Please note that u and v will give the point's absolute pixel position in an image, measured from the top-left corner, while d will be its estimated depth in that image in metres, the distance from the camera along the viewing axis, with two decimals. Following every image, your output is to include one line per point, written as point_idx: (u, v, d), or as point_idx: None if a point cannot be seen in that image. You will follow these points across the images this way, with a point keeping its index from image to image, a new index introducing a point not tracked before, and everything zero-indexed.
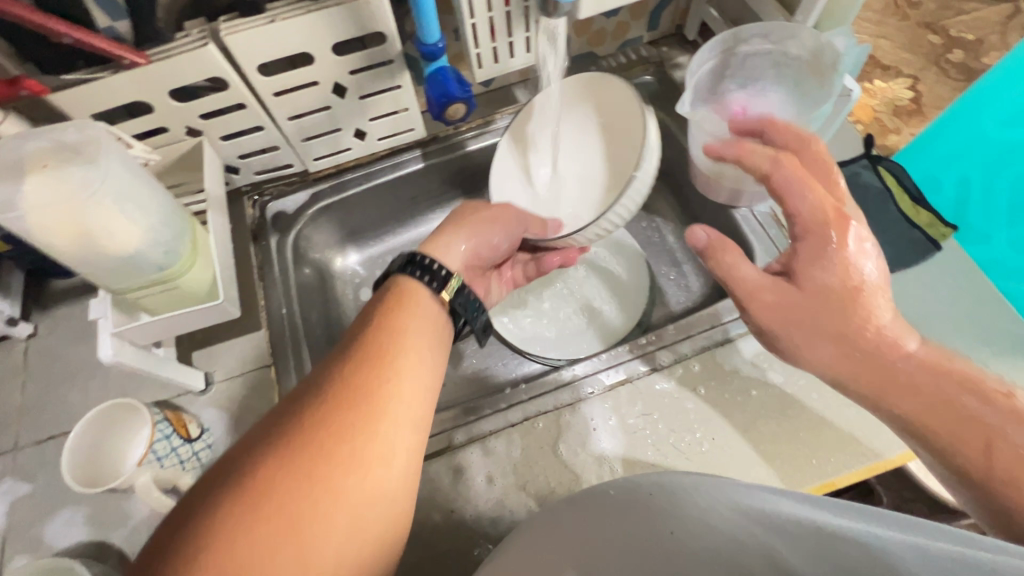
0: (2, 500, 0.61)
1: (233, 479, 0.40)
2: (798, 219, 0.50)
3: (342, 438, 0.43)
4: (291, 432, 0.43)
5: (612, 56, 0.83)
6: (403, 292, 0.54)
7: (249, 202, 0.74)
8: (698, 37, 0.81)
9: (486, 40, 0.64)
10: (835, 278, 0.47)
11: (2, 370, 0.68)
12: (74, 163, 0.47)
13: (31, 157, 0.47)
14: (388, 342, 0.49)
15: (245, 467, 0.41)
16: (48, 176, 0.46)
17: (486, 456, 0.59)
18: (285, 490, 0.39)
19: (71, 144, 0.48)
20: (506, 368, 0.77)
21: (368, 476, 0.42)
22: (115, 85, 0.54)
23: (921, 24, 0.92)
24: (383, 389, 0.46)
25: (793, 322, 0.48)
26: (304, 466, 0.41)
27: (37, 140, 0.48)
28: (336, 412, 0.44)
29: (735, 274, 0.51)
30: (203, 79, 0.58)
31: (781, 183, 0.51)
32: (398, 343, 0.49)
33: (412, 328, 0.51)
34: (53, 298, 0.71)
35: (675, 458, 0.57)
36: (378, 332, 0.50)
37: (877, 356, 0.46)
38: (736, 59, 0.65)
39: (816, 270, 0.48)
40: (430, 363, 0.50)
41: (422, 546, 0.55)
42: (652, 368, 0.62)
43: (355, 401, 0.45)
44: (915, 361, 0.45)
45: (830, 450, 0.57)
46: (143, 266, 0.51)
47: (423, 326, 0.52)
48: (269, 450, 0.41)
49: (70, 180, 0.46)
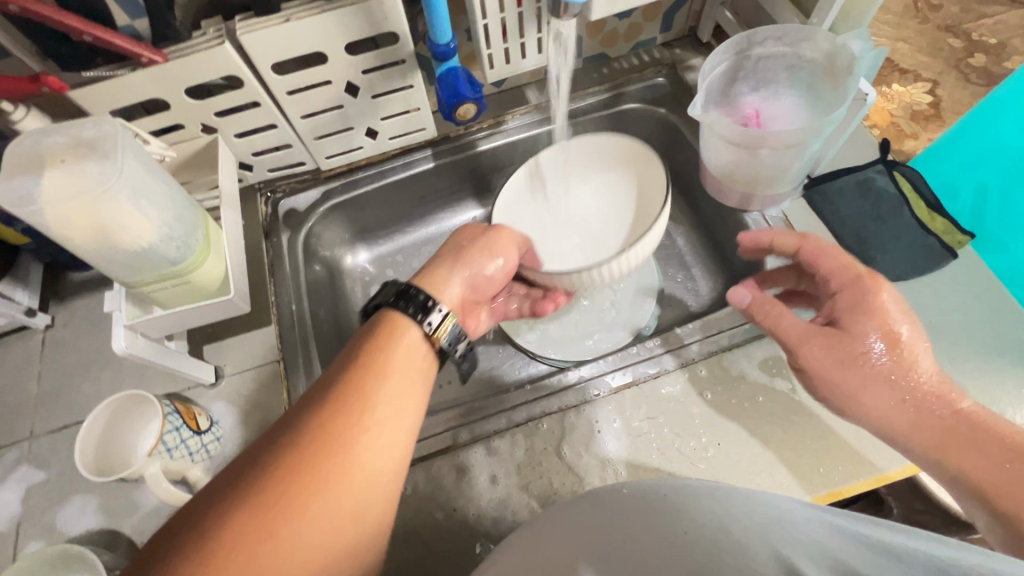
0: (18, 486, 0.62)
1: (187, 540, 0.36)
2: (831, 275, 0.54)
3: (310, 504, 0.39)
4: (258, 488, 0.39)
5: (624, 58, 0.82)
6: (397, 324, 0.50)
7: (262, 198, 0.75)
8: (711, 39, 0.81)
9: (497, 41, 0.64)
10: (877, 325, 0.50)
11: (20, 359, 0.69)
12: (91, 159, 0.48)
13: (50, 152, 0.49)
14: (371, 386, 0.45)
15: (201, 525, 0.37)
16: (65, 170, 0.47)
17: (489, 456, 0.59)
18: (245, 564, 0.36)
19: (88, 140, 0.49)
20: (512, 368, 0.77)
21: (334, 543, 0.40)
22: (132, 83, 0.55)
23: (941, 27, 0.90)
24: (362, 441, 0.42)
25: (844, 370, 0.50)
26: (268, 529, 0.37)
27: (56, 135, 0.49)
28: (308, 468, 0.40)
29: (781, 326, 0.53)
30: (218, 78, 0.59)
31: (815, 250, 0.56)
32: (382, 387, 0.45)
33: (396, 373, 0.47)
34: (71, 290, 0.73)
35: (681, 463, 0.57)
36: (360, 371, 0.46)
37: (926, 405, 0.48)
38: (750, 61, 0.65)
39: (861, 316, 0.51)
40: (414, 409, 0.47)
41: (424, 543, 0.56)
42: (658, 372, 0.61)
43: (331, 458, 0.41)
44: (958, 412, 0.47)
45: (838, 458, 0.56)
46: (159, 262, 0.52)
47: (410, 365, 0.48)
48: (228, 509, 0.37)
49: (86, 176, 0.47)
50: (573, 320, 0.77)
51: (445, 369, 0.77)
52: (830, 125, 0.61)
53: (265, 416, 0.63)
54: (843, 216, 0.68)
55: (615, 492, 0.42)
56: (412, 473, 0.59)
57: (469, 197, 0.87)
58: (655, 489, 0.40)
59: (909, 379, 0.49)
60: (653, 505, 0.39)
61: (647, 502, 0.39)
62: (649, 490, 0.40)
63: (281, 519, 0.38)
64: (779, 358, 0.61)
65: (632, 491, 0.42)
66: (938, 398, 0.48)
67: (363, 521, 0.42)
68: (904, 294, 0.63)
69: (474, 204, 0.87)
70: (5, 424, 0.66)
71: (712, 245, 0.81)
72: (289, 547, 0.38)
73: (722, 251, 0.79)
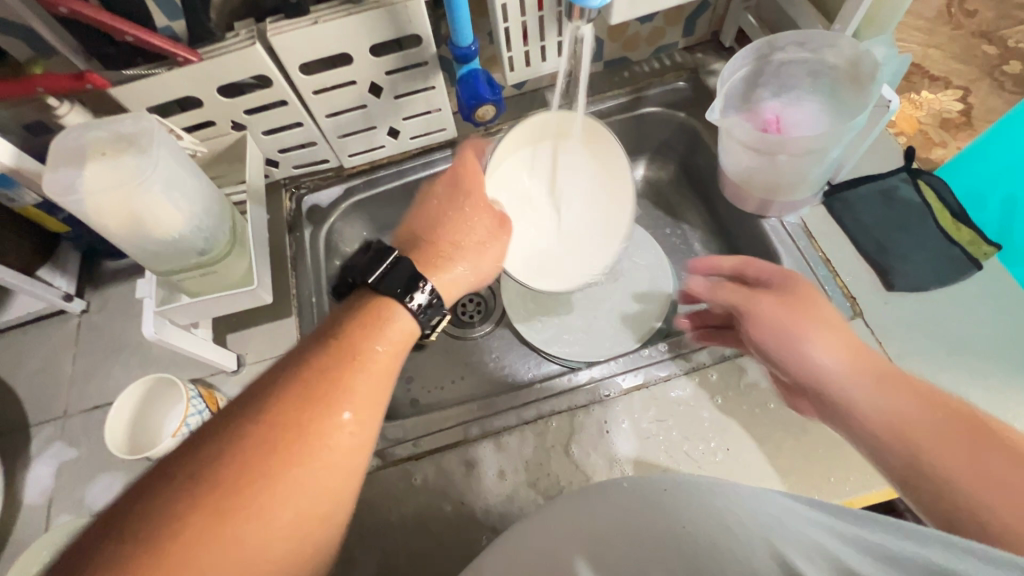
0: (52, 462, 0.66)
1: (141, 517, 0.37)
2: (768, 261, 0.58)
3: (258, 485, 0.39)
4: (212, 467, 0.39)
5: (646, 62, 0.83)
6: (371, 317, 0.50)
7: (287, 194, 0.77)
8: (734, 44, 0.81)
9: (518, 44, 0.66)
10: (799, 286, 0.54)
11: (56, 342, 0.73)
12: (129, 153, 0.51)
13: (91, 146, 0.51)
14: (338, 379, 0.45)
15: (156, 506, 0.37)
16: (106, 164, 0.50)
17: (499, 451, 0.60)
18: (196, 545, 0.36)
19: (126, 135, 0.52)
20: (525, 368, 0.78)
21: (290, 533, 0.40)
22: (169, 81, 0.58)
23: (976, 33, 0.88)
24: (324, 434, 0.43)
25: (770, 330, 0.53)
26: (222, 515, 0.38)
27: (97, 130, 0.52)
28: (268, 457, 0.40)
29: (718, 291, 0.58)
30: (249, 77, 0.61)
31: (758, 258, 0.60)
32: (348, 381, 0.45)
33: (369, 364, 0.47)
34: (105, 278, 0.76)
35: (689, 466, 0.57)
36: (327, 363, 0.46)
37: (873, 362, 0.48)
38: (770, 67, 0.64)
39: (797, 286, 0.54)
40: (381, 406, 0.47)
41: (432, 535, 0.57)
42: (669, 375, 0.61)
43: (289, 452, 0.41)
44: (893, 376, 0.46)
45: (850, 468, 0.55)
46: (189, 252, 0.54)
47: (381, 364, 0.48)
48: (185, 491, 0.38)
49: (124, 170, 0.50)
50: (585, 320, 0.78)
51: (458, 366, 0.79)
52: (852, 133, 0.60)
53: None
54: (863, 225, 0.67)
55: (617, 487, 0.44)
56: (422, 465, 0.60)
57: None
58: (654, 486, 0.42)
59: (840, 351, 0.49)
60: (653, 499, 0.41)
61: (647, 500, 0.41)
62: (647, 489, 0.42)
63: (235, 495, 0.38)
64: None
65: (630, 486, 0.43)
66: (871, 357, 0.48)
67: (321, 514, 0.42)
68: (926, 305, 0.62)
69: None
70: (41, 403, 0.69)
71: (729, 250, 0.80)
72: (232, 528, 0.38)
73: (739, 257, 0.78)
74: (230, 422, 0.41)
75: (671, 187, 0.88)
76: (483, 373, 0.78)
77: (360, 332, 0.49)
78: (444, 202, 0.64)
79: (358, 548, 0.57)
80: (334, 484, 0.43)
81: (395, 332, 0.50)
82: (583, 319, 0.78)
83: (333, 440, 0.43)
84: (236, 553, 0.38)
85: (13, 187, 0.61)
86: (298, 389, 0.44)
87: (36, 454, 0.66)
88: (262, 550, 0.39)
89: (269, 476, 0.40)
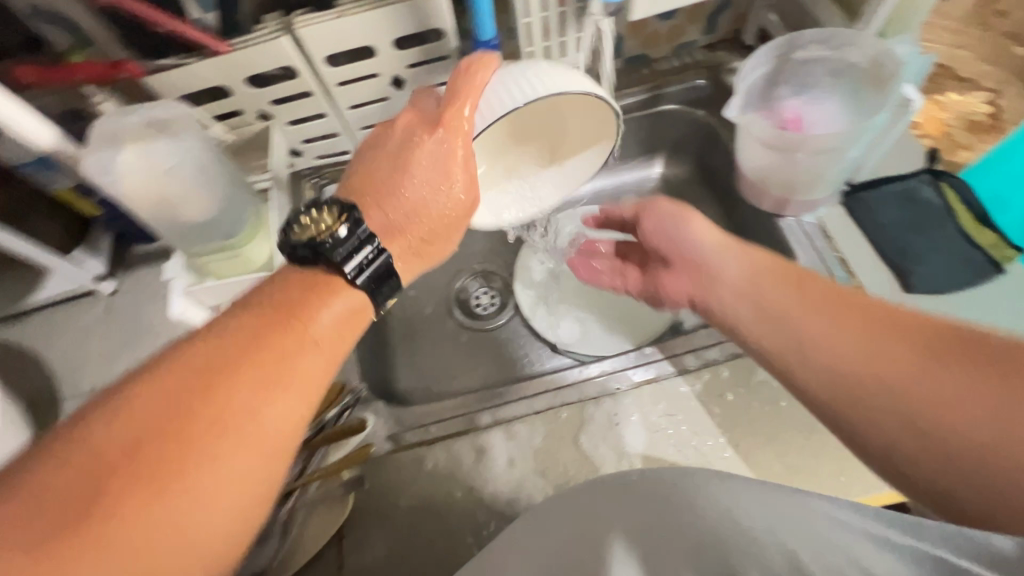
0: None
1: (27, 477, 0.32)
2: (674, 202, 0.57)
3: (166, 449, 0.35)
4: (118, 426, 0.35)
5: (666, 59, 0.82)
6: (322, 288, 0.46)
7: (309, 184, 0.79)
8: (756, 42, 0.80)
9: (538, 39, 0.66)
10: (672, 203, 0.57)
11: (87, 321, 0.76)
12: (163, 141, 0.52)
13: (125, 129, 0.52)
14: (272, 345, 0.41)
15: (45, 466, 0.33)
16: (139, 148, 0.51)
17: (509, 440, 0.61)
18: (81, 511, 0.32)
19: (160, 121, 0.53)
20: (536, 360, 0.79)
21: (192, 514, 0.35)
22: (200, 71, 0.60)
23: (1007, 34, 0.86)
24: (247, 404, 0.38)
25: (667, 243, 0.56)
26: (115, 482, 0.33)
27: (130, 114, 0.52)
28: (178, 422, 0.36)
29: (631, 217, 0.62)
30: (276, 69, 0.63)
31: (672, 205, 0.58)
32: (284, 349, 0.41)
33: (309, 333, 0.43)
34: (135, 261, 0.79)
35: (697, 460, 0.57)
36: (264, 327, 0.42)
37: (770, 271, 0.48)
38: (792, 65, 0.64)
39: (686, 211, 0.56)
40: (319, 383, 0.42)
41: (440, 519, 0.58)
42: (679, 370, 0.62)
43: (205, 417, 0.37)
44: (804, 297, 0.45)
45: (861, 469, 0.55)
46: (215, 235, 0.56)
47: (324, 337, 0.43)
48: (81, 450, 0.33)
49: (158, 155, 0.51)
50: (597, 315, 0.78)
51: (471, 356, 0.81)
52: (872, 132, 0.60)
53: None
54: (882, 225, 0.66)
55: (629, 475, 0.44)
56: (434, 452, 0.61)
57: None
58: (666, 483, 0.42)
59: (716, 237, 0.53)
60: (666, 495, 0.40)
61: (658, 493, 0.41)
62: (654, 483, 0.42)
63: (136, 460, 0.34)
64: None
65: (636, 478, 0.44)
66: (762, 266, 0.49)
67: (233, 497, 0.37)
68: (943, 308, 0.62)
69: None
70: (71, 378, 0.72)
71: None
72: (127, 497, 0.33)
73: None
74: (152, 390, 0.36)
75: (688, 185, 0.88)
76: (495, 363, 0.79)
77: (304, 302, 0.44)
78: (424, 169, 0.52)
79: (368, 528, 0.58)
80: (268, 462, 0.38)
81: (342, 305, 0.45)
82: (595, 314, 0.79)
83: (278, 418, 0.39)
84: (127, 527, 0.33)
85: (51, 172, 0.65)
86: (236, 360, 0.39)
87: None
88: (156, 528, 0.33)
89: (178, 442, 0.35)
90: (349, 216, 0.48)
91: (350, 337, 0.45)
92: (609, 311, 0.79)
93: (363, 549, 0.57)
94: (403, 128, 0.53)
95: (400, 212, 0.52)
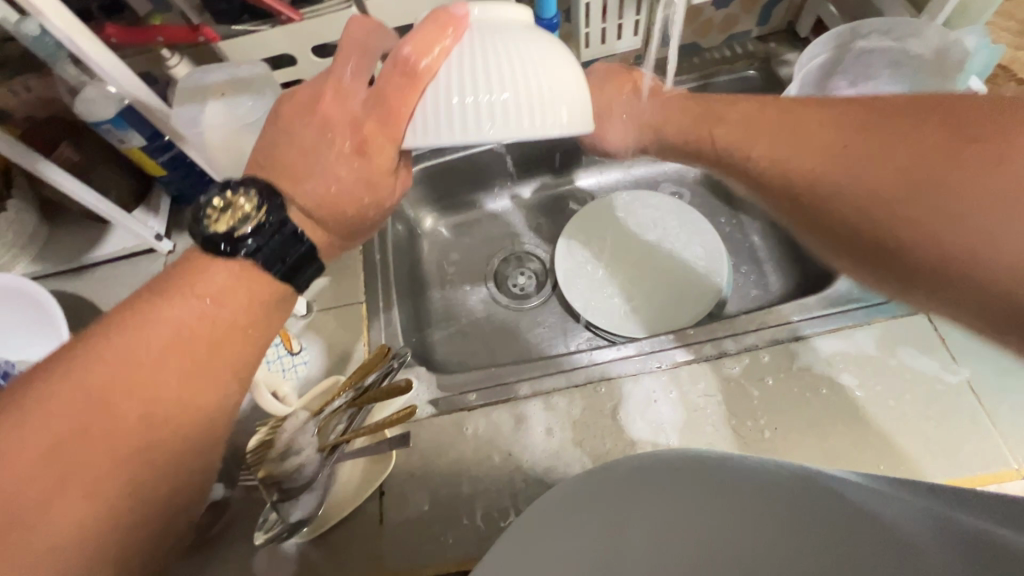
0: None
1: None
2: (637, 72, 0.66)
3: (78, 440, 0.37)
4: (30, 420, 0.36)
5: (717, 48, 0.83)
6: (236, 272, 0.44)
7: None
8: (810, 35, 0.80)
9: (596, 20, 0.67)
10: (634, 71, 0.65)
11: (145, 276, 0.80)
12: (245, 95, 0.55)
13: (211, 87, 0.55)
14: (182, 333, 0.41)
15: None
16: (224, 102, 0.55)
17: (547, 410, 0.62)
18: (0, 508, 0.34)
19: (242, 79, 0.56)
20: (573, 341, 0.81)
21: (114, 491, 0.37)
22: (272, 38, 0.63)
23: None
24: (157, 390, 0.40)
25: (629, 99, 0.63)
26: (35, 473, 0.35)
27: (217, 74, 0.56)
28: (88, 417, 0.38)
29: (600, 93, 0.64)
30: (342, 40, 0.65)
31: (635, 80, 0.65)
32: (195, 335, 0.42)
33: (219, 318, 0.43)
34: (191, 224, 0.83)
35: (735, 441, 0.58)
36: (173, 314, 0.42)
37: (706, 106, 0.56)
38: (851, 54, 0.63)
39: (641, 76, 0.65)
40: (235, 363, 0.44)
41: (478, 480, 0.59)
42: (719, 353, 0.63)
43: (115, 405, 0.38)
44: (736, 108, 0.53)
45: (903, 459, 0.55)
46: None
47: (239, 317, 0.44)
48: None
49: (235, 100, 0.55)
50: (633, 297, 0.80)
51: (508, 332, 0.83)
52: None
53: (347, 350, 0.70)
54: None
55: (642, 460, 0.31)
56: (473, 418, 0.63)
57: (545, 173, 0.91)
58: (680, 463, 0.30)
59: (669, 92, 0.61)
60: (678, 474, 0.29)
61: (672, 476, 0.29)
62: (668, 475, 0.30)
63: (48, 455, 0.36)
64: (846, 354, 0.60)
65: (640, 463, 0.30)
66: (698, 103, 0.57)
67: (161, 468, 0.40)
68: None
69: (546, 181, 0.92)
70: None
71: (787, 242, 0.81)
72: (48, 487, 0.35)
73: (797, 249, 0.79)
74: (61, 388, 0.38)
75: None
76: (531, 340, 0.82)
77: (221, 288, 0.43)
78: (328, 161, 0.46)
79: (409, 485, 0.60)
80: (185, 436, 0.41)
81: (261, 286, 0.45)
82: (632, 287, 0.81)
83: (201, 398, 0.42)
84: (48, 514, 0.35)
85: (124, 129, 0.67)
86: (144, 354, 0.40)
87: None
88: (77, 514, 0.36)
89: (89, 435, 0.37)
90: (271, 205, 0.45)
91: (276, 319, 0.47)
92: (644, 296, 0.80)
93: (405, 503, 0.59)
94: (322, 118, 0.45)
95: (320, 207, 0.47)
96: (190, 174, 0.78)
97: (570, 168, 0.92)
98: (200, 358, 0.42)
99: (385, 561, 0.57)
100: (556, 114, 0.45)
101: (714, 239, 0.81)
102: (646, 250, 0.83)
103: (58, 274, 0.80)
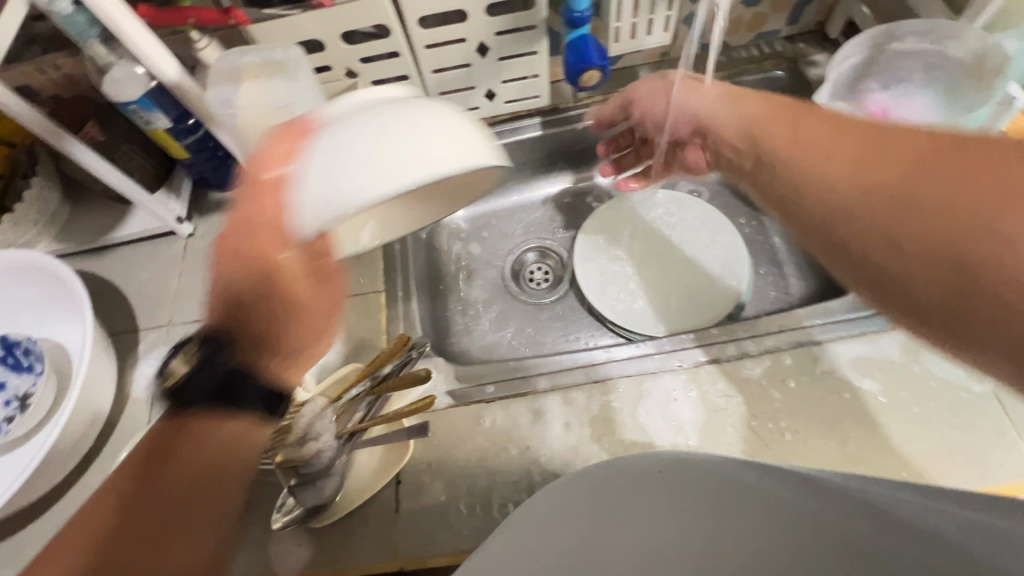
0: (154, 363, 0.71)
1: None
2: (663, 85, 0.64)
3: None
4: None
5: (745, 48, 0.82)
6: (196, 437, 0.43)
7: None
8: (840, 36, 0.79)
9: (627, 14, 0.67)
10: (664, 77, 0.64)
11: (164, 258, 0.80)
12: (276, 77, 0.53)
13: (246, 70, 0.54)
14: (171, 487, 0.42)
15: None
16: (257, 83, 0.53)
17: (566, 405, 0.62)
18: None
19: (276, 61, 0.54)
20: (589, 338, 0.81)
21: None
22: (301, 22, 0.62)
23: None
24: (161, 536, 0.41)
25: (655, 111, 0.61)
26: None
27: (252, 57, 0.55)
28: None
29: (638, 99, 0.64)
30: (370, 26, 0.65)
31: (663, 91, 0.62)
32: (187, 489, 0.42)
33: (199, 460, 0.42)
34: (211, 208, 0.83)
35: (755, 444, 0.57)
36: (158, 462, 0.43)
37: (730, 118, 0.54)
38: (886, 56, 0.62)
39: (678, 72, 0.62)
40: (228, 501, 0.43)
41: (495, 472, 0.59)
42: (741, 354, 0.62)
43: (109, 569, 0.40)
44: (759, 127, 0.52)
45: (926, 466, 0.54)
46: None
47: (215, 452, 0.43)
48: None
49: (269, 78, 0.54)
50: (652, 295, 0.80)
51: (525, 326, 0.83)
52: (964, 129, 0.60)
53: (366, 338, 0.70)
54: None
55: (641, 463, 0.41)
56: (492, 410, 0.63)
57: (565, 168, 0.91)
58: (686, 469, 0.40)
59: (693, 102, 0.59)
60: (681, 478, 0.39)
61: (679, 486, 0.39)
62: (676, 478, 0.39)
63: None
64: (870, 359, 0.60)
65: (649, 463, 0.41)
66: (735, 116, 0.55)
67: None
68: None
69: (567, 176, 0.91)
70: (147, 311, 0.76)
71: None
72: None
73: None
74: (56, 554, 0.41)
75: None
76: (548, 336, 0.82)
77: (203, 427, 0.43)
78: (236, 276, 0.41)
79: (426, 475, 0.60)
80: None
81: (238, 427, 0.44)
82: (653, 287, 0.80)
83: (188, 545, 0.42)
84: None
85: (151, 112, 0.68)
86: (130, 508, 0.42)
87: (142, 355, 0.72)
88: None
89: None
90: (208, 356, 0.43)
91: (264, 441, 0.46)
92: (663, 294, 0.80)
93: (422, 493, 0.59)
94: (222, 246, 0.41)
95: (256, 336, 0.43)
96: (212, 157, 0.78)
97: (591, 164, 0.91)
98: (189, 495, 0.42)
99: (401, 550, 0.57)
100: (459, 150, 0.41)
101: (739, 242, 0.80)
102: (669, 251, 0.83)
103: (78, 253, 0.80)
